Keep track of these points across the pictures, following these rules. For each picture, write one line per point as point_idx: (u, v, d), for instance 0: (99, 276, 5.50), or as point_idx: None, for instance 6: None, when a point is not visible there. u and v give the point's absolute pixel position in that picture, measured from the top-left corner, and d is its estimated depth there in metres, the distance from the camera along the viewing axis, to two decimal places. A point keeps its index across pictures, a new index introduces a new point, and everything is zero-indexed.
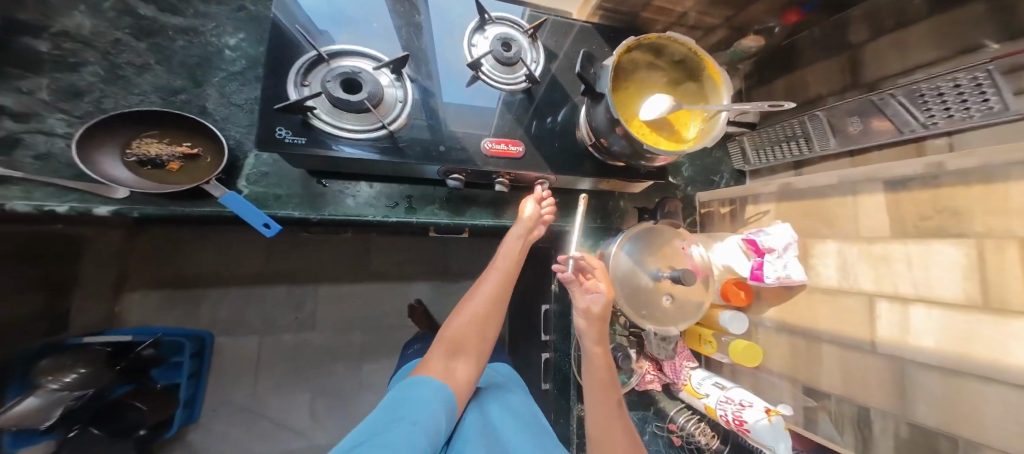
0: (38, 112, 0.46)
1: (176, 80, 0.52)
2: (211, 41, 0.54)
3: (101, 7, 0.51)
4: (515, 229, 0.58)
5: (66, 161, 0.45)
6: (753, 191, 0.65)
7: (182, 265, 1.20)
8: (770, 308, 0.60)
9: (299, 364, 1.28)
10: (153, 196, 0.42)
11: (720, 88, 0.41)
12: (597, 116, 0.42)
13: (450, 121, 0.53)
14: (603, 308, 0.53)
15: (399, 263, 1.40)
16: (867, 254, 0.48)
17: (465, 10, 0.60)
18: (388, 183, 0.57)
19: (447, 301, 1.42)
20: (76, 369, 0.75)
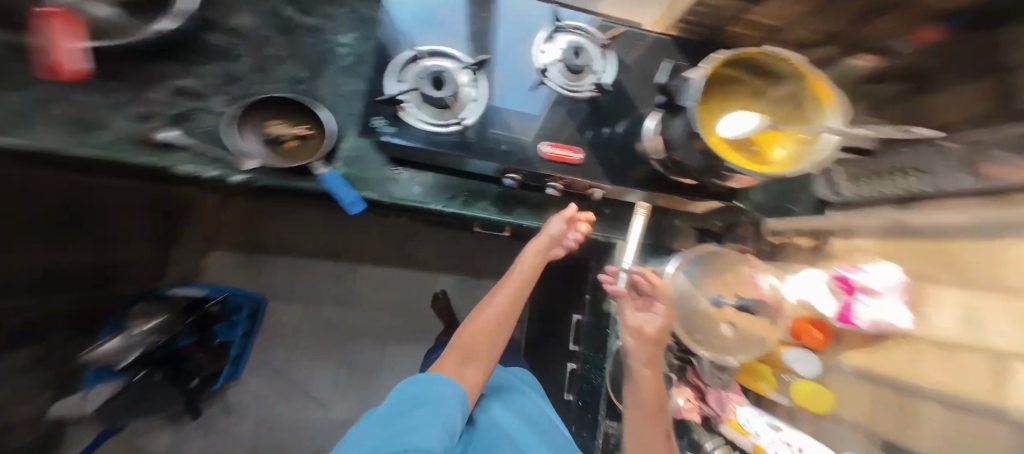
0: (205, 92, 0.49)
1: (302, 71, 0.56)
2: (329, 38, 0.59)
3: (256, 5, 0.57)
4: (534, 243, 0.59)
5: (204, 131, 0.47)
6: (848, 225, 0.59)
7: (254, 233, 1.36)
8: (847, 352, 0.55)
9: (332, 336, 1.41)
10: (271, 170, 0.46)
11: (827, 108, 0.37)
12: (674, 128, 0.40)
13: (518, 124, 0.55)
14: (657, 329, 0.51)
15: (434, 255, 1.46)
16: (1013, 309, 0.36)
17: (542, 19, 0.61)
18: (449, 177, 0.60)
19: (469, 295, 1.48)
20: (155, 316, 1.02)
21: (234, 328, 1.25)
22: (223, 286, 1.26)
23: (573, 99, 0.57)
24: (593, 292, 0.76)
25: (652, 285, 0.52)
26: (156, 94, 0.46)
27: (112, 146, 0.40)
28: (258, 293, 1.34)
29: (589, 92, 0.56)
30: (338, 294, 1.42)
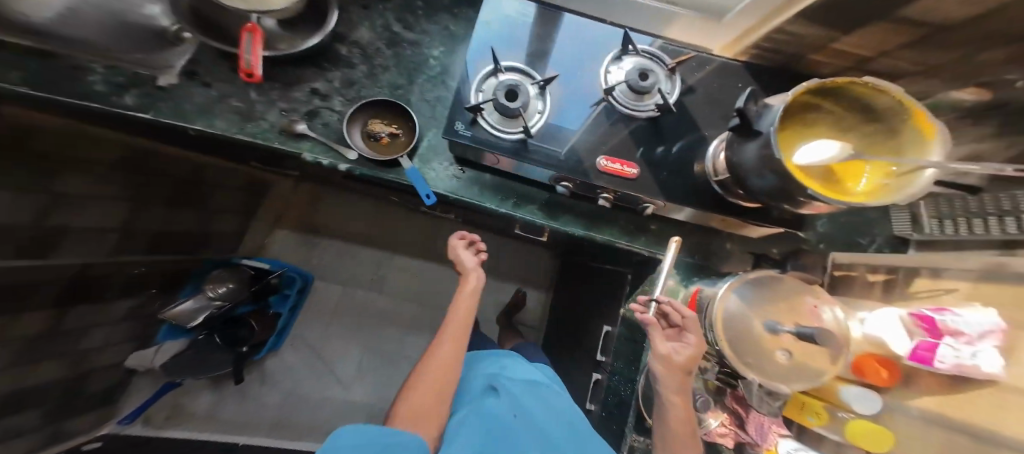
0: (330, 94, 0.60)
1: (399, 79, 0.64)
2: (423, 52, 0.66)
3: (368, 21, 0.65)
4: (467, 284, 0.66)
5: (322, 123, 0.58)
6: (932, 263, 0.53)
7: (313, 214, 1.49)
8: (919, 396, 0.49)
9: (360, 320, 1.48)
10: (365, 160, 0.57)
11: (931, 143, 0.36)
12: (746, 153, 0.42)
13: (581, 138, 0.56)
14: (688, 358, 0.51)
15: (466, 255, 1.50)
16: None
17: (610, 38, 0.61)
18: (506, 180, 0.63)
19: (493, 298, 1.46)
20: (227, 283, 1.19)
21: (286, 300, 1.38)
22: (271, 260, 1.37)
23: (635, 117, 0.58)
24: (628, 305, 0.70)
25: (683, 318, 0.53)
26: (298, 93, 0.59)
27: (262, 135, 0.55)
28: (305, 271, 1.43)
29: (651, 111, 0.57)
30: (375, 281, 1.50)
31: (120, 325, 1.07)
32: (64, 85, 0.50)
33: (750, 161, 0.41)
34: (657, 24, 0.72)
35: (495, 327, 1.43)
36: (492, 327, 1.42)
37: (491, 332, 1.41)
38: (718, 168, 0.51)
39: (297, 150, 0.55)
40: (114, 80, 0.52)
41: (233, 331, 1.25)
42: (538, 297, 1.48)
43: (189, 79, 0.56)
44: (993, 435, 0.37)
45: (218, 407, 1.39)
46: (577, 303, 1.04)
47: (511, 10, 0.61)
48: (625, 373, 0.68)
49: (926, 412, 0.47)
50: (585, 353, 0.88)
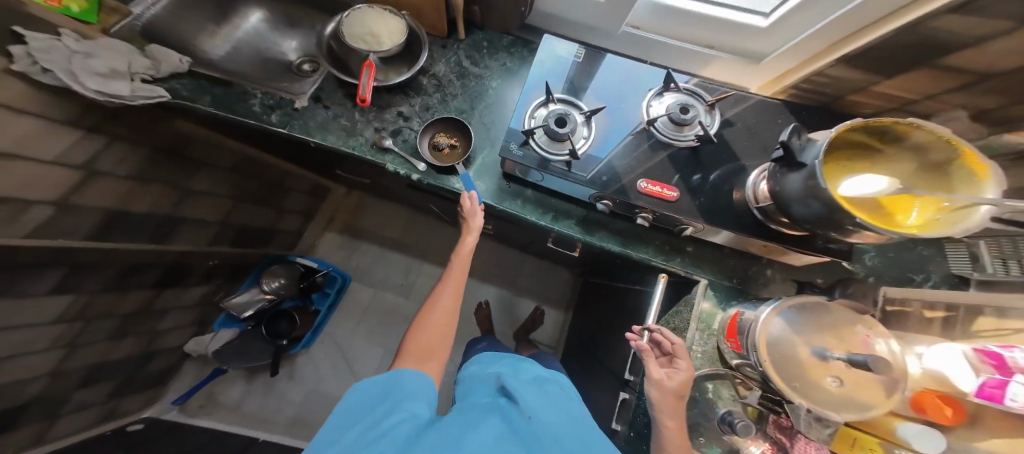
0: (409, 116, 0.70)
1: (462, 105, 0.73)
2: (484, 83, 0.76)
3: (441, 58, 0.77)
4: (466, 241, 0.64)
5: (398, 140, 0.68)
6: (998, 302, 0.51)
7: (358, 221, 1.62)
8: (987, 438, 0.46)
9: (384, 322, 1.51)
10: (430, 174, 0.65)
11: (985, 181, 0.37)
12: (790, 182, 0.44)
13: (622, 161, 0.61)
14: (680, 384, 0.53)
15: (491, 267, 1.53)
16: None
17: (653, 77, 0.67)
18: (545, 197, 0.69)
19: (511, 309, 1.48)
20: (281, 278, 1.31)
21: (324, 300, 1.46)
22: (315, 259, 1.48)
23: (675, 146, 0.62)
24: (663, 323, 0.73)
25: (673, 344, 0.57)
26: (388, 115, 0.69)
27: (359, 149, 0.65)
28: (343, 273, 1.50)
29: (691, 141, 0.61)
30: (407, 286, 1.55)
31: (190, 309, 1.21)
32: (237, 105, 0.65)
33: (792, 193, 0.44)
34: (695, 65, 0.76)
35: (511, 340, 1.43)
36: (509, 340, 1.43)
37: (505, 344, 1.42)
38: (759, 196, 0.53)
39: (379, 161, 0.65)
40: (268, 102, 0.67)
41: (274, 325, 1.34)
42: (556, 316, 1.48)
43: (315, 102, 0.68)
44: None
45: (245, 398, 1.41)
46: (602, 322, 1.04)
47: (563, 51, 0.69)
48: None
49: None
50: (609, 372, 0.86)
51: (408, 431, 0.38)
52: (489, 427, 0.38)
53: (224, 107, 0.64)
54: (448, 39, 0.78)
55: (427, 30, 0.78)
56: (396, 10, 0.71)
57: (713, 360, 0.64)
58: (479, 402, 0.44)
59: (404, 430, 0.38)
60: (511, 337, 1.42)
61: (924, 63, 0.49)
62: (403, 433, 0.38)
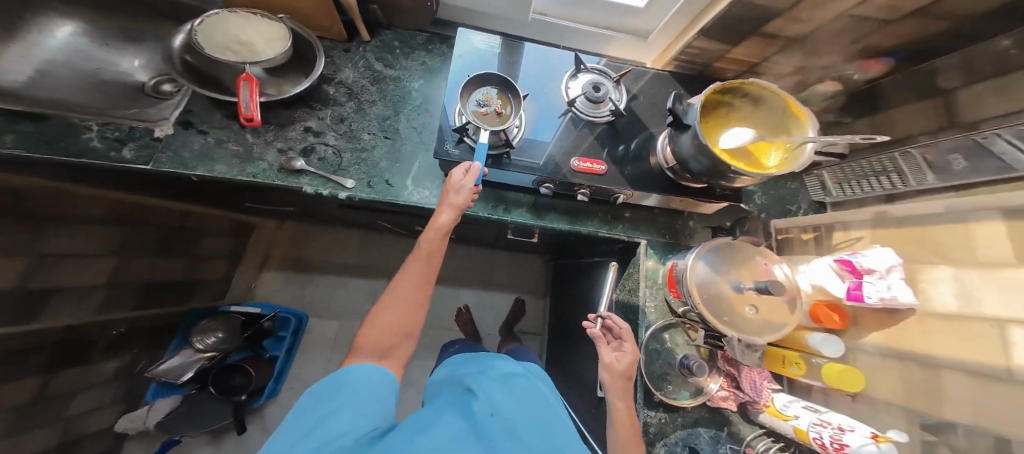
0: (324, 130, 0.66)
1: (387, 110, 0.71)
2: (406, 85, 0.74)
3: (356, 63, 0.73)
4: (441, 219, 0.55)
5: (317, 157, 0.64)
6: (840, 218, 0.65)
7: (304, 249, 1.49)
8: (869, 334, 0.59)
9: None
10: (361, 189, 0.62)
11: (806, 124, 0.48)
12: (683, 143, 0.50)
13: (557, 143, 0.62)
14: (627, 366, 0.57)
15: (460, 271, 1.50)
16: (992, 280, 0.44)
17: (564, 61, 0.69)
18: (489, 191, 0.67)
19: (490, 307, 1.48)
20: (214, 333, 1.10)
21: (280, 344, 1.30)
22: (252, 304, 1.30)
23: (597, 123, 0.64)
24: (620, 289, 0.75)
25: (621, 329, 0.62)
26: (292, 133, 0.65)
27: (263, 174, 0.60)
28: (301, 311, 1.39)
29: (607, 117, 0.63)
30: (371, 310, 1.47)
31: (109, 386, 1.02)
32: (63, 143, 0.54)
33: (691, 151, 0.49)
34: (600, 47, 0.82)
35: (497, 338, 1.43)
36: (495, 338, 1.43)
37: (492, 343, 1.41)
38: (667, 158, 0.58)
39: (297, 184, 0.60)
40: (111, 135, 0.58)
41: (227, 379, 1.14)
42: (537, 305, 1.50)
43: (185, 127, 0.61)
44: (951, 365, 0.47)
45: None
46: (572, 301, 1.07)
47: (480, 43, 0.67)
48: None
49: (883, 349, 0.56)
50: (585, 343, 0.89)
51: (360, 434, 0.37)
52: (447, 428, 0.38)
53: (39, 146, 0.53)
54: (349, 42, 0.75)
55: (321, 34, 0.73)
56: (270, 14, 0.65)
57: (665, 312, 0.69)
58: (442, 405, 0.44)
59: (356, 433, 0.37)
60: (497, 334, 1.42)
61: (753, 32, 0.59)
62: (354, 437, 0.36)
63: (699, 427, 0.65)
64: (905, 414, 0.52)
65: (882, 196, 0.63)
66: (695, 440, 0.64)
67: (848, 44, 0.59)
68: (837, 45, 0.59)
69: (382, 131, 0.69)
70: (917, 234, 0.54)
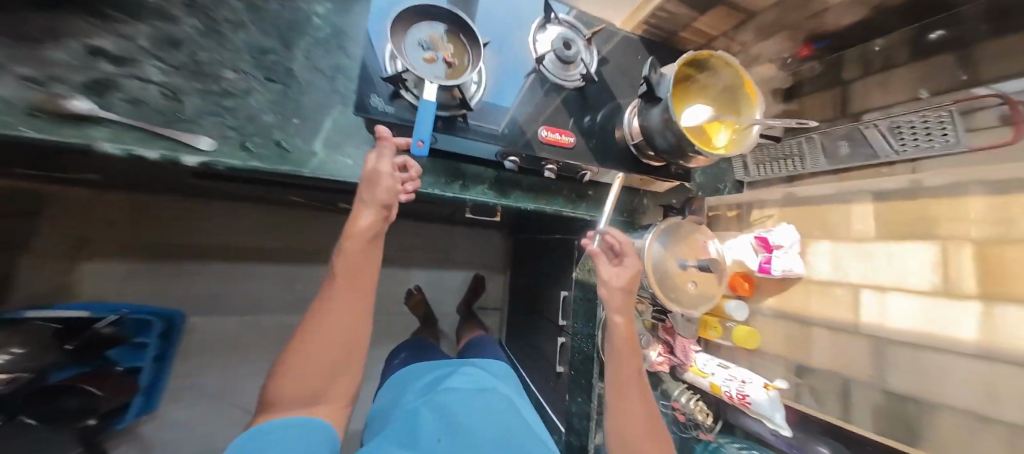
0: (133, 55, 0.40)
1: (267, 40, 0.48)
2: (300, 8, 0.51)
3: None
4: (360, 222, 0.40)
5: (127, 98, 0.38)
6: (757, 199, 0.72)
7: (176, 234, 1.03)
8: (767, 297, 0.70)
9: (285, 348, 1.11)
10: (232, 149, 0.41)
11: (755, 104, 0.49)
12: (651, 118, 0.48)
13: (516, 110, 0.54)
14: (628, 281, 0.53)
15: (406, 249, 1.23)
16: (856, 251, 0.56)
17: (530, 6, 0.58)
18: (439, 162, 0.55)
19: (444, 286, 1.26)
20: (9, 349, 0.69)
21: (142, 352, 0.89)
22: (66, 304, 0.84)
23: (563, 88, 0.56)
24: (581, 267, 0.73)
25: (624, 243, 0.53)
26: (54, 52, 0.36)
27: None
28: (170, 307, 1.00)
29: (578, 81, 0.56)
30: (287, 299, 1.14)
31: None
32: None
33: (661, 128, 0.47)
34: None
35: (454, 318, 1.25)
36: (452, 318, 1.25)
37: (450, 324, 1.24)
38: (633, 133, 0.56)
39: (86, 139, 0.32)
40: None
41: (48, 404, 0.73)
42: (500, 283, 1.33)
43: None
44: (821, 320, 0.61)
45: None
46: (528, 278, 1.05)
47: None
48: (584, 332, 0.72)
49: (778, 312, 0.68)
50: (546, 320, 0.87)
51: None
52: None
53: None
54: None
55: None
56: None
57: None
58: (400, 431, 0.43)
59: None
60: (456, 315, 1.25)
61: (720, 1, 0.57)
62: None
63: None
64: (787, 363, 0.68)
65: (784, 177, 0.73)
66: None
67: (791, 26, 0.61)
68: (787, 26, 0.60)
69: (260, 70, 0.47)
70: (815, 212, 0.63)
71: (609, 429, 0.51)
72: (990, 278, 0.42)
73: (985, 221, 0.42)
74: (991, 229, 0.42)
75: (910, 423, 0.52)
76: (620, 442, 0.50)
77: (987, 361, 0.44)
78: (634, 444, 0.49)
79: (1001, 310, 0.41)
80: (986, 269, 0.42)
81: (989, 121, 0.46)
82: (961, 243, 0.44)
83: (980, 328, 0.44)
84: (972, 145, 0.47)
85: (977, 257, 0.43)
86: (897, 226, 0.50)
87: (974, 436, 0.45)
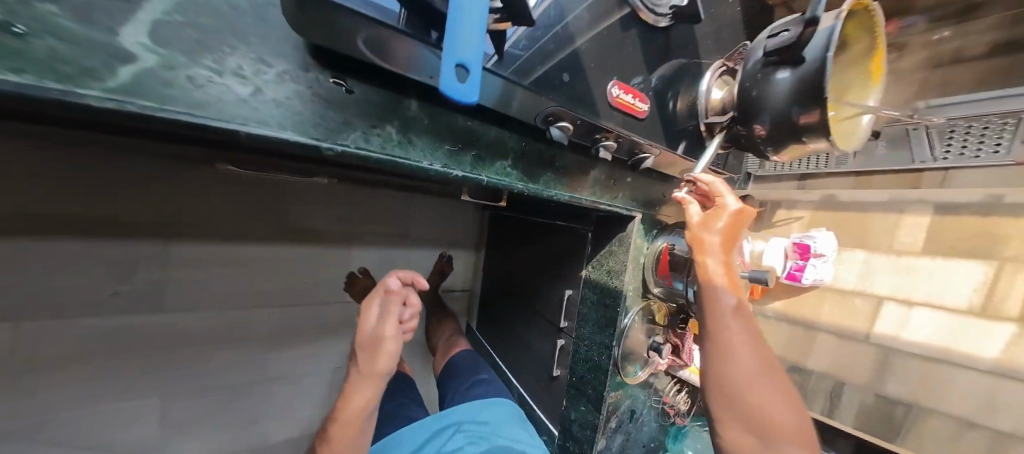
0: None
1: None
2: None
3: None
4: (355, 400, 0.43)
5: None
6: (790, 197, 0.68)
7: None
8: (774, 300, 0.69)
9: (145, 361, 0.69)
10: None
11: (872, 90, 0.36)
12: (778, 90, 0.33)
13: (578, 41, 0.34)
14: (727, 222, 0.42)
15: (345, 223, 0.88)
16: (897, 265, 0.55)
17: None
18: (437, 117, 0.33)
19: (403, 268, 0.99)
20: None
21: None
22: None
23: (643, 23, 0.37)
24: (593, 266, 0.60)
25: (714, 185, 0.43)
26: None
27: None
28: None
29: (665, 17, 0.37)
30: (112, 295, 0.65)
31: None
32: None
33: (785, 108, 0.33)
34: None
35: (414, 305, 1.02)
36: None
37: None
38: (709, 108, 0.42)
39: None
40: None
41: None
42: (466, 260, 1.10)
43: None
44: (830, 325, 0.61)
45: None
46: (511, 266, 0.88)
47: None
48: (592, 338, 0.61)
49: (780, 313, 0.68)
50: (540, 317, 0.73)
51: None
52: None
53: None
54: None
55: None
56: None
57: (639, 292, 0.58)
58: None
59: None
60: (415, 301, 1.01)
61: None
62: None
63: (638, 393, 0.65)
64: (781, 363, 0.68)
65: (798, 175, 0.68)
66: (635, 404, 0.66)
67: None
68: None
69: None
70: (859, 219, 0.60)
71: (708, 396, 0.39)
72: None
73: None
74: None
75: (893, 424, 0.55)
76: (725, 408, 0.38)
77: (998, 379, 0.46)
78: (745, 409, 0.36)
79: None
80: None
81: None
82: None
83: (1006, 350, 0.45)
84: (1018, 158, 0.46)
85: None
86: (950, 244, 0.51)
87: (958, 438, 0.49)
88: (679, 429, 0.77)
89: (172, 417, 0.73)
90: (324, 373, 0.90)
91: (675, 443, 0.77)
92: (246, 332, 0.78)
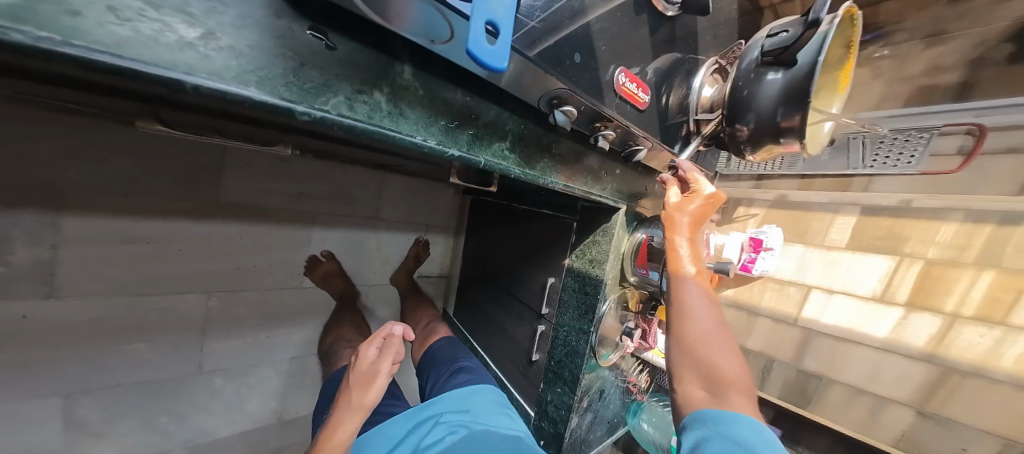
0: None
1: None
2: None
3: None
4: (337, 431, 0.46)
5: None
6: (749, 196, 0.75)
7: None
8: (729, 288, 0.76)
9: (41, 354, 0.57)
10: None
11: (836, 98, 0.40)
12: (763, 96, 0.35)
13: (592, 22, 0.33)
14: (700, 205, 0.44)
15: (306, 200, 0.80)
16: (823, 257, 0.63)
17: None
18: (434, 88, 0.30)
19: (371, 252, 0.93)
20: None
21: None
22: None
23: (655, 11, 0.37)
24: (576, 255, 0.61)
25: (690, 171, 0.45)
26: None
27: None
28: None
29: (673, 8, 0.38)
30: None
31: None
32: None
33: (772, 110, 0.35)
34: None
35: (382, 291, 0.97)
36: (378, 292, 0.96)
37: (370, 300, 0.95)
38: (699, 107, 0.45)
39: None
40: None
41: None
42: (441, 245, 1.06)
43: None
44: (769, 310, 0.69)
45: None
46: (490, 252, 0.87)
47: None
48: (569, 324, 0.62)
49: (730, 298, 0.76)
50: (519, 303, 0.74)
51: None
52: None
53: None
54: None
55: None
56: None
57: (617, 281, 0.60)
58: None
59: None
60: (383, 286, 0.96)
61: None
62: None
63: (607, 375, 0.69)
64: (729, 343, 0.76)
65: (756, 176, 0.75)
66: (604, 384, 0.70)
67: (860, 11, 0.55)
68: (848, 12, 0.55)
69: None
70: (798, 215, 0.67)
71: (670, 360, 0.38)
72: (923, 291, 0.53)
73: (942, 245, 0.52)
74: (940, 251, 0.52)
75: (806, 394, 0.64)
76: (681, 364, 0.37)
77: (886, 353, 0.56)
78: (698, 362, 0.36)
79: (920, 316, 0.53)
80: (927, 281, 0.53)
81: (944, 151, 0.54)
82: (916, 260, 0.54)
83: (892, 328, 0.55)
84: (923, 169, 0.55)
85: (924, 273, 0.53)
86: (869, 242, 0.59)
87: (851, 402, 0.59)
88: (638, 405, 0.83)
89: (80, 416, 0.62)
90: (279, 362, 0.82)
91: (633, 417, 0.83)
92: (180, 319, 0.69)
